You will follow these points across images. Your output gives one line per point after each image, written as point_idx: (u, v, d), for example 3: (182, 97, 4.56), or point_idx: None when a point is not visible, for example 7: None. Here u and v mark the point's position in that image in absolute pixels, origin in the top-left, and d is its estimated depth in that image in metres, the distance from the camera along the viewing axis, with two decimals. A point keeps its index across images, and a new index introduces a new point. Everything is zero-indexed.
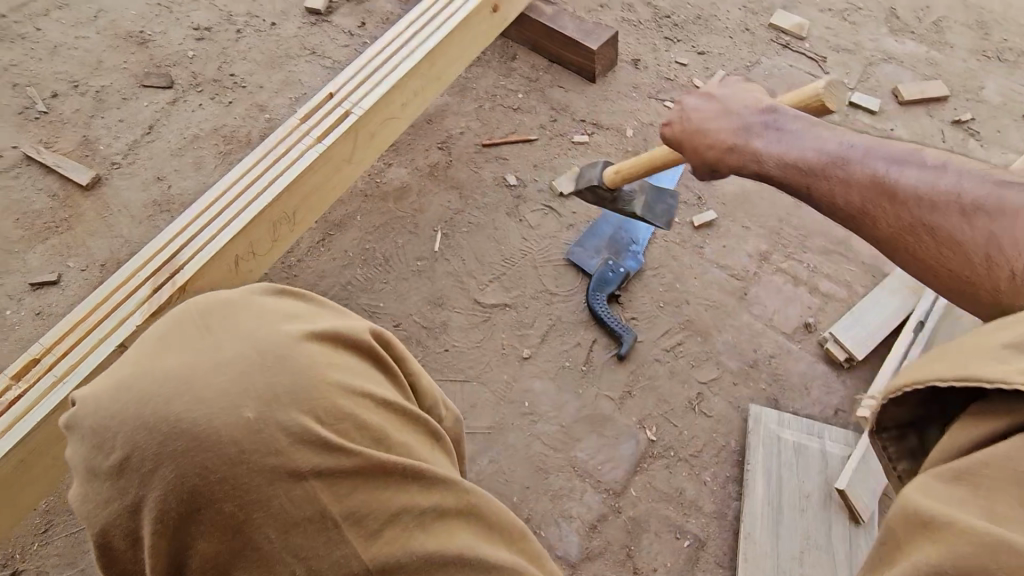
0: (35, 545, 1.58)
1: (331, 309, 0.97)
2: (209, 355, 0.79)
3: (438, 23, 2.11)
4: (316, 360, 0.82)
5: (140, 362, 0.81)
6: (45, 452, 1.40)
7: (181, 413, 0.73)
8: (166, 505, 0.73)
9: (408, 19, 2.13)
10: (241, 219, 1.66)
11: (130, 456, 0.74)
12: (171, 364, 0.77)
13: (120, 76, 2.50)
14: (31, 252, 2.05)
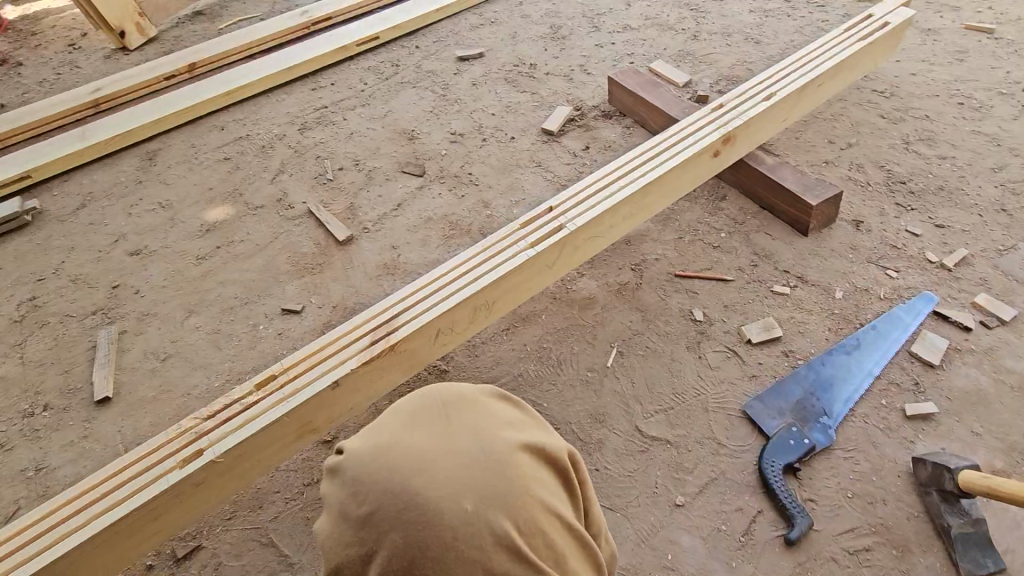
0: (217, 528, 1.85)
1: (536, 417, 1.03)
2: (446, 441, 0.88)
3: (660, 161, 2.28)
4: (526, 473, 0.88)
5: (390, 427, 0.93)
6: (254, 453, 1.67)
7: (417, 491, 0.83)
8: (387, 565, 0.83)
9: (633, 154, 2.34)
10: (452, 298, 1.89)
11: (367, 511, 0.85)
12: (414, 442, 0.88)
13: (389, 162, 3.12)
14: (290, 284, 2.57)
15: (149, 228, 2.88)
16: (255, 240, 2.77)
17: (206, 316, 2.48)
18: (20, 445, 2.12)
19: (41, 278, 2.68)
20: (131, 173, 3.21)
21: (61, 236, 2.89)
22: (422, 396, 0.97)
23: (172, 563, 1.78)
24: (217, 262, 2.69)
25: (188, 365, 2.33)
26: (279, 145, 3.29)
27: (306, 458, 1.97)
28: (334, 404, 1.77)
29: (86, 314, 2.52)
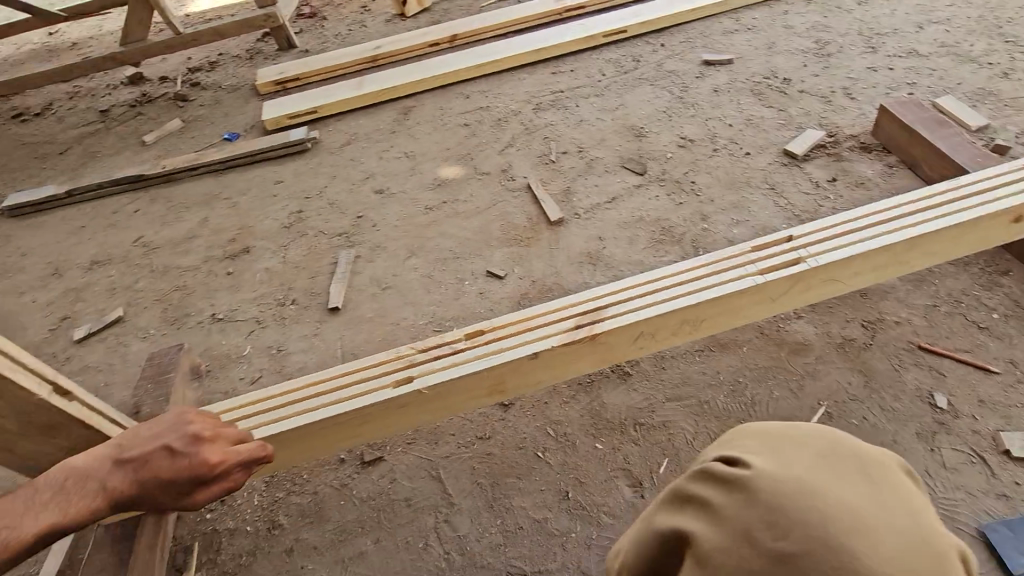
0: (398, 448, 2.06)
1: None
2: (878, 506, 0.66)
3: (937, 214, 1.95)
4: None
5: (805, 460, 0.71)
6: (450, 396, 1.82)
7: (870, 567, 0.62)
8: None
9: (900, 201, 2.05)
10: (663, 306, 1.84)
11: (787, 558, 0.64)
12: (850, 500, 0.66)
13: (611, 154, 3.11)
14: (498, 251, 2.72)
15: (393, 173, 3.28)
16: (476, 203, 2.99)
17: (423, 260, 2.75)
18: (270, 327, 2.59)
19: (308, 197, 3.22)
20: (388, 123, 3.67)
21: (328, 165, 3.43)
22: (825, 433, 0.76)
23: (359, 464, 2.04)
24: (440, 215, 2.96)
25: (400, 299, 2.60)
26: (512, 120, 3.48)
27: (482, 414, 2.10)
28: (527, 375, 1.84)
29: (334, 235, 2.97)
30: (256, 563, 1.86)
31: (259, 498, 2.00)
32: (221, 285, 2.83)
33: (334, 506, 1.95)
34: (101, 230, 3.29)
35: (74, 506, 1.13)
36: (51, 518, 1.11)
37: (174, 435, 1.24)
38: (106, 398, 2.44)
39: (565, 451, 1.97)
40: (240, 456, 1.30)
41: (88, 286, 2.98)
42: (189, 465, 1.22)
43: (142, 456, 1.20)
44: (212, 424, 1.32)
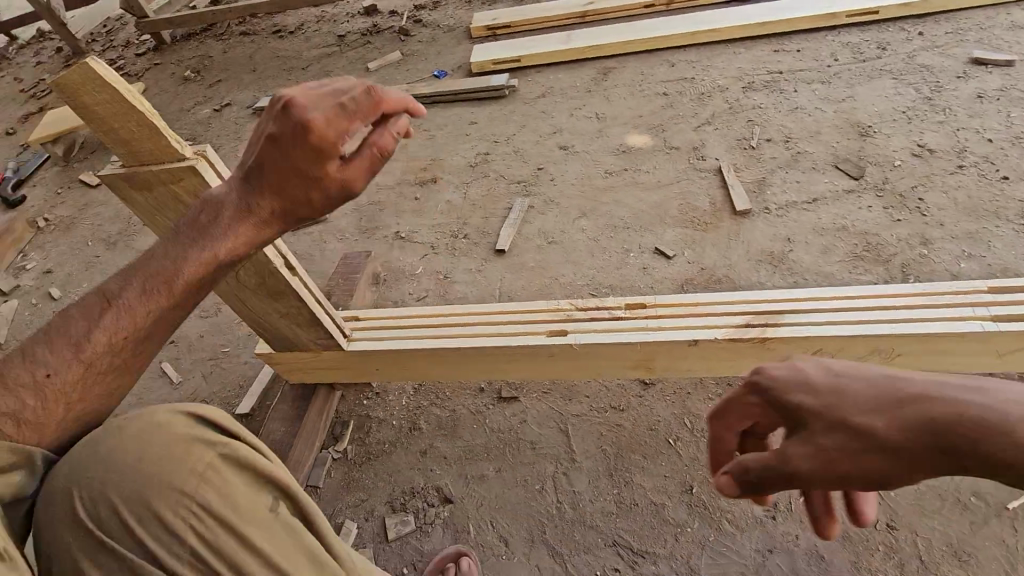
0: (533, 394, 2.15)
1: None
2: None
3: None
4: None
5: None
6: (597, 358, 1.83)
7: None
8: None
9: None
10: (855, 327, 1.62)
11: None
12: None
13: (824, 150, 2.76)
14: (671, 229, 2.61)
15: (580, 132, 3.28)
16: (658, 176, 2.87)
17: (592, 222, 2.74)
18: (442, 254, 2.81)
19: (496, 141, 3.38)
20: (585, 81, 3.66)
21: (520, 114, 3.54)
22: None
23: (496, 397, 2.17)
24: (619, 182, 2.91)
25: (562, 255, 2.63)
26: (716, 95, 3.24)
27: (621, 386, 2.10)
28: (679, 359, 1.78)
29: (513, 182, 3.09)
30: (395, 453, 2.11)
31: (407, 400, 2.25)
32: (407, 208, 3.13)
33: (467, 427, 2.12)
34: None
35: (252, 219, 1.20)
36: (232, 238, 1.19)
37: (290, 131, 1.12)
38: None
39: (698, 447, 1.90)
40: (357, 113, 1.13)
41: None
42: (318, 149, 1.12)
43: (282, 159, 1.15)
44: (322, 99, 1.13)
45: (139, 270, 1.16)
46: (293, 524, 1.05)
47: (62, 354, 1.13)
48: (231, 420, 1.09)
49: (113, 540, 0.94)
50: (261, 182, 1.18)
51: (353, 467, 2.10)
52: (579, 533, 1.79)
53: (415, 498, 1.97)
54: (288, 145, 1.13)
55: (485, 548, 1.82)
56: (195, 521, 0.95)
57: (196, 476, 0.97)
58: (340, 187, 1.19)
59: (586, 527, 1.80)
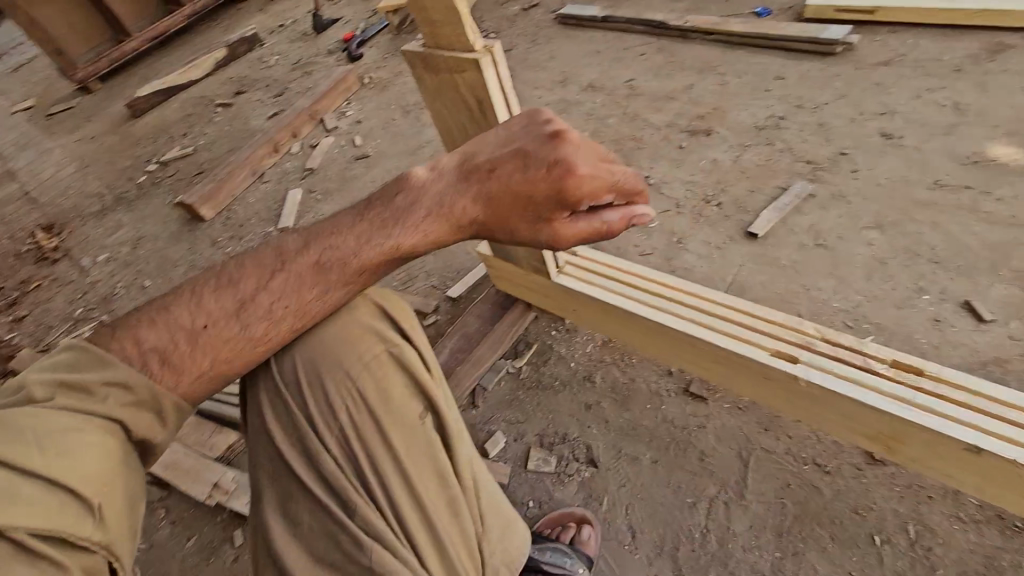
0: (726, 404, 1.88)
1: None
2: None
3: None
4: None
5: None
6: (824, 406, 1.49)
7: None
8: None
9: None
10: None
11: None
12: None
13: None
14: (998, 288, 1.94)
15: (920, 121, 2.54)
16: (1014, 212, 2.11)
17: (887, 239, 2.16)
18: (685, 216, 2.55)
19: (800, 106, 2.83)
20: (958, 56, 2.77)
21: (845, 81, 2.88)
22: None
23: (682, 388, 1.97)
24: (950, 200, 2.21)
25: (827, 265, 2.16)
26: None
27: (839, 446, 1.70)
28: (942, 459, 1.33)
29: (801, 160, 2.58)
30: (561, 393, 2.09)
31: (591, 349, 2.19)
32: (667, 155, 2.88)
33: (640, 403, 1.98)
34: (609, 61, 3.66)
35: (465, 215, 1.22)
36: (438, 226, 1.21)
37: (544, 167, 1.18)
38: None
39: (912, 566, 1.49)
40: (617, 178, 1.23)
41: (576, 103, 3.43)
42: (563, 199, 1.20)
43: (525, 190, 1.20)
44: (586, 141, 1.23)
45: (323, 236, 1.19)
46: (429, 437, 1.14)
47: (225, 307, 1.12)
48: (410, 325, 1.21)
49: (288, 392, 1.12)
50: (490, 189, 1.21)
51: (520, 388, 2.16)
52: (714, 572, 1.59)
53: (563, 445, 1.96)
54: (537, 179, 1.19)
55: (610, 528, 1.74)
56: (349, 399, 1.08)
57: (362, 363, 1.10)
58: (560, 236, 1.26)
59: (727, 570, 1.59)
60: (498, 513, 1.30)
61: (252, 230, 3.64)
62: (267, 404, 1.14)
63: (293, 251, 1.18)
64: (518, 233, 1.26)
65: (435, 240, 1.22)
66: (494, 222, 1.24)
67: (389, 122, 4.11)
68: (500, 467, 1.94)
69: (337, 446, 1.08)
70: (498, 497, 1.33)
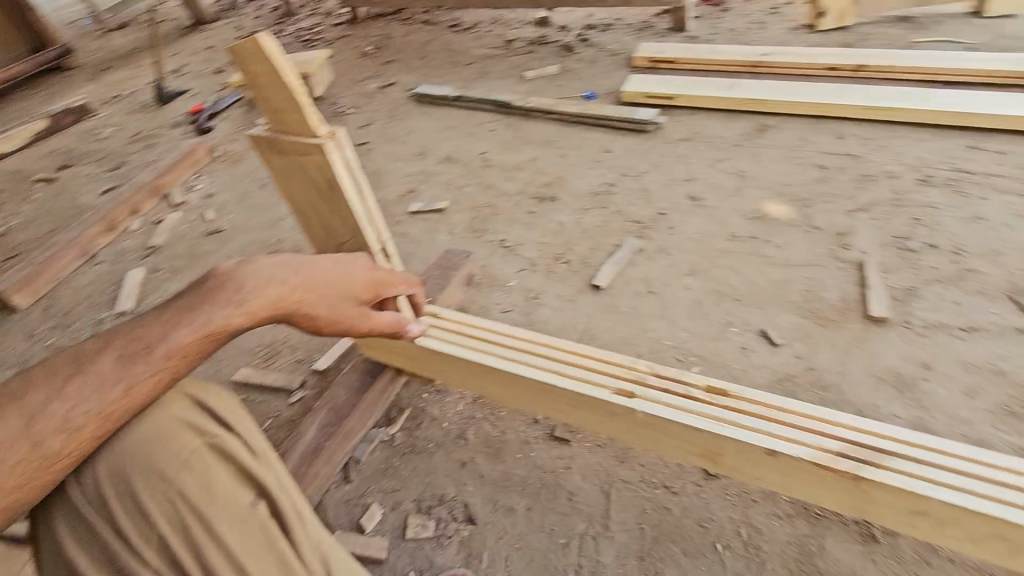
0: (588, 444, 2.05)
1: None
2: None
3: None
4: None
5: None
6: (660, 432, 1.68)
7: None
8: None
9: None
10: (984, 505, 1.31)
11: None
12: None
13: (1001, 277, 2.33)
14: (784, 316, 2.35)
15: (716, 185, 3.10)
16: (789, 254, 2.62)
17: (700, 283, 2.57)
18: (538, 274, 2.80)
19: (624, 175, 3.30)
20: (737, 134, 3.46)
21: (658, 153, 3.43)
22: None
23: (547, 434, 2.11)
24: (742, 249, 2.70)
25: (656, 309, 2.49)
26: (882, 183, 2.89)
27: (681, 468, 1.91)
28: (752, 464, 1.58)
29: (630, 220, 3.00)
30: (435, 454, 2.14)
31: (463, 407, 2.27)
32: (520, 219, 3.16)
33: (511, 454, 2.08)
34: (463, 136, 3.97)
35: (289, 289, 1.40)
36: (262, 301, 1.35)
37: (358, 263, 1.59)
38: (405, 264, 3.01)
39: (748, 567, 1.65)
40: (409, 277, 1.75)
41: (435, 174, 3.65)
42: (372, 287, 1.59)
43: (342, 277, 1.52)
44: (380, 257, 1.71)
45: (132, 336, 1.23)
46: (260, 520, 1.24)
47: (25, 429, 1.10)
48: (224, 415, 1.31)
49: (94, 504, 1.17)
50: (309, 271, 1.45)
51: (396, 454, 2.16)
52: None
53: (440, 506, 1.97)
54: (351, 270, 1.56)
55: None
56: (164, 495, 1.16)
57: (179, 463, 1.19)
58: (369, 317, 1.60)
59: None
60: (338, 565, 1.34)
61: (80, 316, 3.25)
62: (73, 541, 1.18)
63: (100, 355, 1.21)
64: (331, 310, 1.49)
65: (253, 317, 1.34)
66: (316, 296, 1.45)
67: (245, 194, 4.00)
68: (378, 541, 1.90)
69: (156, 546, 1.15)
70: (339, 550, 1.37)
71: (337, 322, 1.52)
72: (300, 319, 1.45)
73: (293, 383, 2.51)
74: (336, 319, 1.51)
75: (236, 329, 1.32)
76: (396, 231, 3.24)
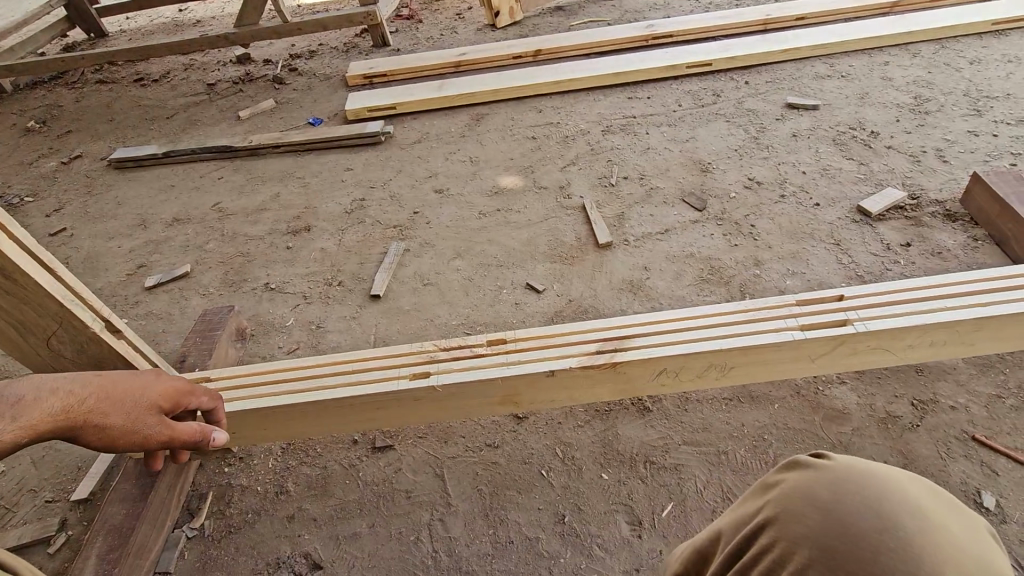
0: (409, 440, 2.12)
1: None
2: None
3: (995, 300, 1.77)
4: None
5: None
6: (464, 397, 1.81)
7: (907, 560, 0.68)
8: None
9: (948, 278, 1.93)
10: (696, 346, 1.74)
11: None
12: None
13: (673, 187, 3.03)
14: (540, 266, 2.70)
15: (455, 175, 3.38)
16: (529, 215, 3.00)
17: (466, 262, 2.79)
18: (315, 304, 2.71)
19: (372, 187, 3.38)
20: (460, 126, 3.80)
21: (397, 160, 3.58)
22: None
23: (370, 448, 2.12)
24: (492, 222, 3.00)
25: (436, 297, 2.63)
26: (579, 139, 3.48)
27: (495, 423, 2.13)
28: (543, 391, 1.82)
29: (389, 226, 3.08)
30: (258, 522, 1.97)
31: (274, 462, 2.13)
32: (279, 258, 3.00)
33: (339, 483, 2.03)
34: (187, 192, 3.59)
35: (75, 399, 1.19)
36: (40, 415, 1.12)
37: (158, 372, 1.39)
38: (158, 344, 2.63)
39: (570, 475, 1.94)
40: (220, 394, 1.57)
41: (167, 240, 3.24)
42: (177, 393, 1.37)
43: (141, 383, 1.31)
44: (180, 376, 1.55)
45: None
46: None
47: None
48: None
49: None
50: (101, 380, 1.26)
51: (212, 544, 1.93)
52: None
53: (279, 570, 1.83)
54: (152, 377, 1.35)
55: None
56: None
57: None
58: (170, 426, 1.32)
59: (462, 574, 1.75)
60: None
61: None
62: None
63: None
64: (126, 420, 1.25)
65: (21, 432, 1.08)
66: (107, 403, 1.24)
67: None
68: None
69: None
70: None
71: (132, 432, 1.26)
72: (85, 433, 1.20)
73: (48, 529, 2.02)
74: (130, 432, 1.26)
75: (3, 448, 1.06)
76: (136, 313, 2.80)
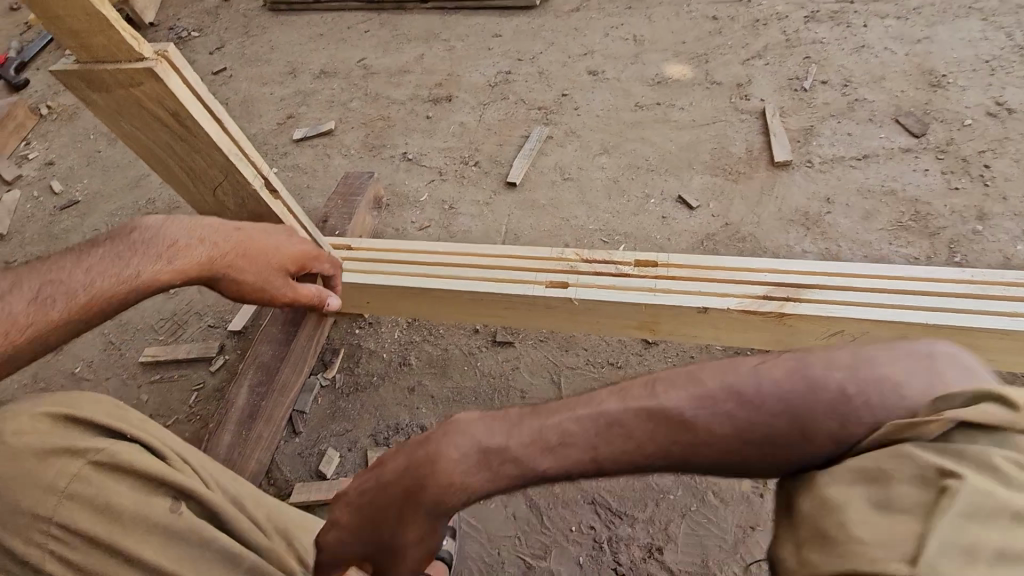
0: (530, 341, 2.08)
1: None
2: None
3: None
4: None
5: None
6: (600, 315, 1.67)
7: None
8: None
9: None
10: (893, 315, 1.44)
11: None
12: None
13: (886, 101, 2.42)
14: (697, 177, 2.36)
15: (614, 55, 2.95)
16: (694, 113, 2.58)
17: (614, 160, 2.51)
18: (449, 182, 2.62)
19: (520, 59, 3.07)
20: None
21: (549, 30, 3.19)
22: None
23: (489, 340, 2.11)
24: (649, 118, 2.63)
25: (575, 196, 2.43)
26: (772, 25, 2.85)
27: (621, 343, 2.01)
28: (688, 325, 1.63)
29: (534, 107, 2.82)
30: (381, 387, 2.09)
31: (400, 333, 2.21)
32: (418, 127, 2.90)
33: (457, 368, 2.08)
34: (334, 44, 3.51)
35: (217, 250, 1.26)
36: (185, 262, 1.21)
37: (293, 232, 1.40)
38: (303, 199, 2.73)
39: None
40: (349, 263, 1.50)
41: (313, 92, 3.24)
42: (304, 258, 1.37)
43: (271, 244, 1.32)
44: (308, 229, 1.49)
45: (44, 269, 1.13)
46: (189, 525, 1.02)
47: None
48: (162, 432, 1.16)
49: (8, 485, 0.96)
50: (237, 236, 1.28)
51: (340, 396, 2.10)
52: (557, 487, 1.77)
53: (397, 435, 1.96)
54: (284, 236, 1.37)
55: None
56: (89, 479, 0.99)
57: (61, 492, 0.97)
58: (295, 290, 1.35)
59: (567, 482, 1.77)
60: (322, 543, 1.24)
61: None
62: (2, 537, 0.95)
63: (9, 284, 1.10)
64: (257, 280, 1.29)
65: (173, 274, 1.20)
66: (240, 256, 1.27)
67: (93, 156, 3.41)
68: (342, 483, 1.88)
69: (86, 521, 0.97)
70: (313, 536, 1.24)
71: (262, 292, 1.30)
72: (224, 284, 1.28)
73: (211, 351, 2.32)
74: (261, 291, 1.31)
75: (160, 284, 1.21)
76: (285, 164, 2.90)
